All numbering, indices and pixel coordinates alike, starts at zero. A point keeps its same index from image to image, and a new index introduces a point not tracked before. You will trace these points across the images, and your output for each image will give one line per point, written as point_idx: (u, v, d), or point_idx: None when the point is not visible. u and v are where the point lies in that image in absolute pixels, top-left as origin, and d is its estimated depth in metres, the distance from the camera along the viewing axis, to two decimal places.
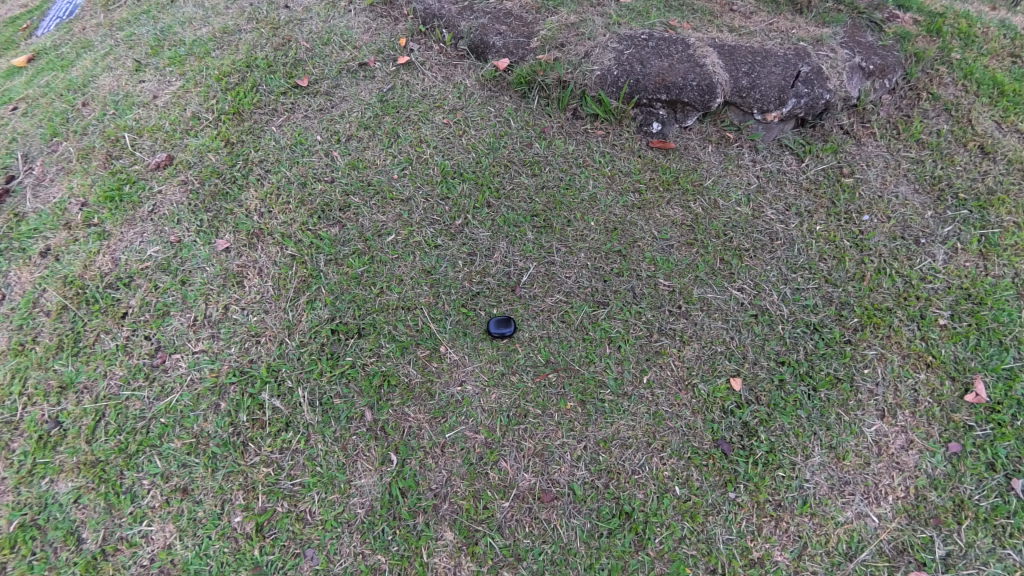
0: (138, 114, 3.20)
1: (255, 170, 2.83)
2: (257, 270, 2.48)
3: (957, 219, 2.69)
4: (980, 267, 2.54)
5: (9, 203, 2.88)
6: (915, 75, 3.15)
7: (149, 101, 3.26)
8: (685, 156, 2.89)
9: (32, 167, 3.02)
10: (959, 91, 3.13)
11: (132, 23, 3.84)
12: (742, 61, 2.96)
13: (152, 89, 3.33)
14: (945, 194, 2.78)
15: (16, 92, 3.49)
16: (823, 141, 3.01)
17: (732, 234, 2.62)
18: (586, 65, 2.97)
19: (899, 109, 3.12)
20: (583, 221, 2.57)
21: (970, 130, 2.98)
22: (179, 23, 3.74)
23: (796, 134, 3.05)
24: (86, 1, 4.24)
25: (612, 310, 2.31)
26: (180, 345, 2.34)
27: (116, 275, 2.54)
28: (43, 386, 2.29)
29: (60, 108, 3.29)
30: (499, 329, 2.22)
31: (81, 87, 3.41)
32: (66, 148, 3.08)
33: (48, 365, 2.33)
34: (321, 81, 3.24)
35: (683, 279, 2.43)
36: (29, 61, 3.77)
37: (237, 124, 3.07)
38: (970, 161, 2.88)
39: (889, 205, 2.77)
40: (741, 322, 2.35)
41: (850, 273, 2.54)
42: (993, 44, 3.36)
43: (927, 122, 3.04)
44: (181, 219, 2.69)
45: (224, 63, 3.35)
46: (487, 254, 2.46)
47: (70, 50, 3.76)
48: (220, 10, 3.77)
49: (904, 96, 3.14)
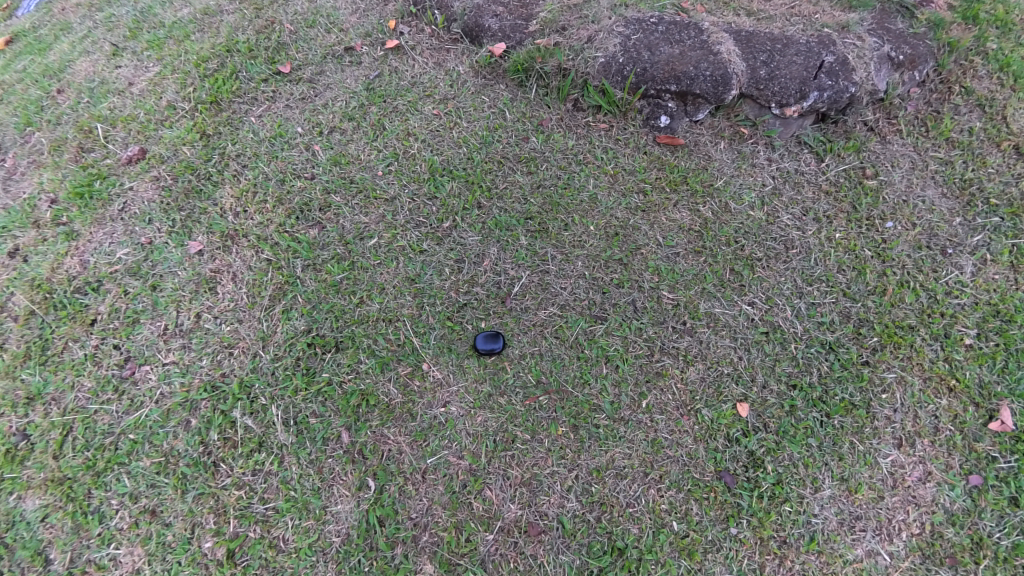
0: (113, 103, 3.02)
1: (231, 166, 2.68)
2: (231, 275, 2.35)
3: (988, 227, 2.47)
4: (1011, 281, 2.33)
5: None
6: (946, 67, 2.89)
7: (124, 89, 3.07)
8: (694, 154, 2.67)
9: (3, 159, 2.86)
10: (994, 84, 2.86)
11: (113, 2, 3.62)
12: (760, 49, 2.71)
13: (130, 73, 3.13)
14: (975, 199, 2.55)
15: None
16: (844, 139, 2.80)
17: (744, 241, 2.43)
18: (589, 51, 2.73)
19: (927, 104, 2.86)
20: (582, 225, 2.34)
21: (1005, 129, 2.72)
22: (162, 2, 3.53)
23: (816, 130, 2.85)
24: None
25: (610, 326, 2.12)
26: (149, 356, 2.23)
27: (84, 279, 2.40)
28: (10, 397, 2.17)
29: (35, 95, 3.11)
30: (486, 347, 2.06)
31: (57, 72, 3.22)
32: (39, 139, 2.91)
33: (14, 374, 2.22)
34: (304, 67, 3.03)
35: (689, 291, 2.22)
36: (7, 44, 3.57)
37: (214, 114, 2.92)
38: (1003, 162, 2.63)
39: (914, 210, 2.55)
40: (751, 339, 2.20)
41: (870, 286, 2.37)
42: None
43: (958, 119, 2.78)
44: (152, 218, 2.56)
45: (204, 48, 3.14)
46: (476, 261, 2.26)
47: (48, 32, 3.55)
48: None
49: (934, 90, 2.88)
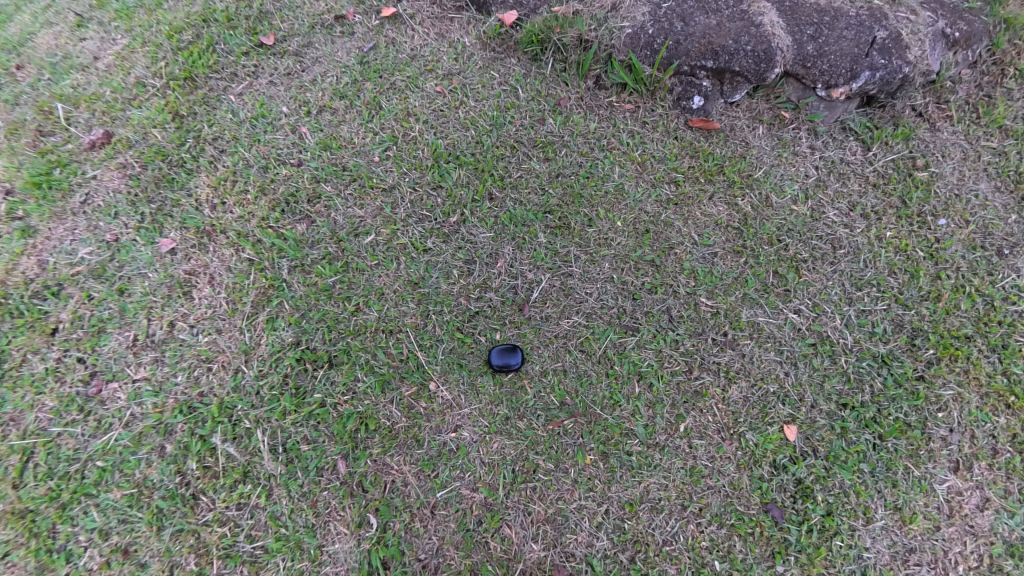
0: (77, 80, 2.67)
1: (207, 150, 2.37)
2: (208, 277, 2.08)
3: None
4: None
5: None
6: (1001, 47, 2.58)
7: (89, 64, 2.73)
8: (731, 140, 2.36)
9: None
10: None
11: None
12: (806, 21, 2.39)
13: (92, 45, 2.79)
14: None
15: None
16: (892, 125, 2.50)
17: (788, 240, 2.17)
18: (615, 21, 2.41)
19: (978, 88, 2.56)
20: (607, 220, 2.06)
21: None
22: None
23: (861, 115, 2.54)
24: None
25: (643, 338, 1.86)
26: (117, 371, 1.97)
27: (43, 282, 2.11)
28: None
29: None
30: (501, 363, 1.80)
31: (17, 46, 2.82)
32: None
33: None
34: (290, 38, 2.69)
35: (729, 297, 1.97)
36: None
37: (188, 91, 2.59)
38: None
39: (967, 206, 2.29)
40: (798, 354, 1.96)
41: (923, 290, 2.12)
42: None
43: (1012, 104, 2.50)
44: (118, 211, 2.27)
45: (177, 17, 2.78)
46: (488, 261, 1.97)
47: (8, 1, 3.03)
48: None
49: (987, 72, 2.58)
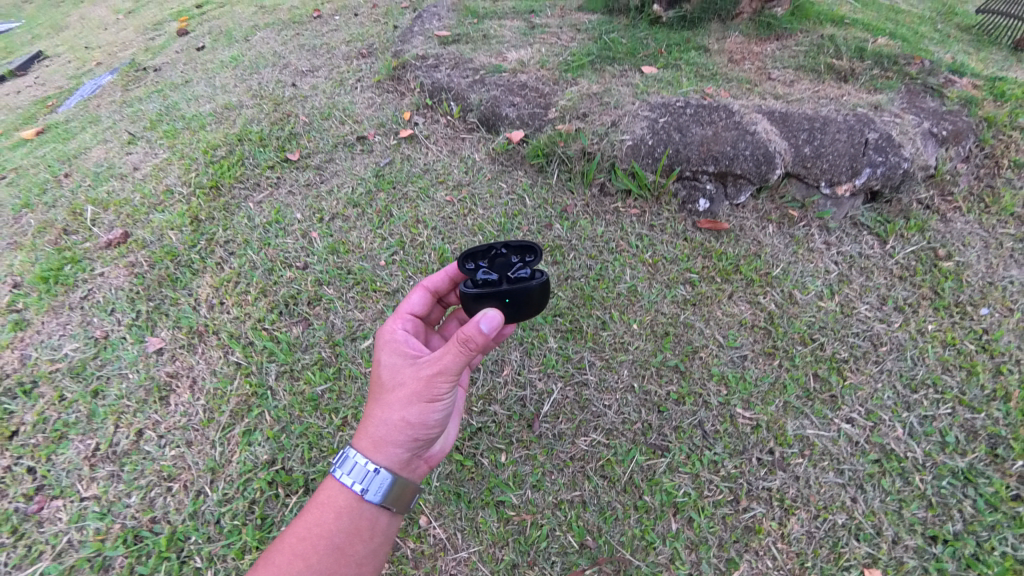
0: (113, 187, 3.03)
1: (216, 253, 2.38)
2: (190, 380, 1.91)
3: None
4: None
5: None
6: (988, 142, 2.99)
7: (128, 174, 3.16)
8: (742, 239, 2.30)
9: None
10: None
11: (158, 126, 3.85)
12: (799, 126, 2.47)
13: (139, 161, 3.42)
14: None
15: (41, 192, 3.44)
16: (903, 219, 2.44)
17: (823, 338, 1.97)
18: (615, 134, 2.46)
19: (980, 180, 2.91)
20: (623, 322, 1.92)
21: None
22: (211, 117, 3.71)
23: (869, 210, 2.48)
24: (129, 111, 4.46)
25: (674, 460, 1.62)
26: (67, 486, 1.71)
27: (17, 379, 2.02)
28: None
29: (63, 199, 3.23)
30: (477, 275, 1.48)
31: (98, 177, 3.37)
32: (30, 224, 3.09)
33: None
34: (314, 155, 2.94)
35: (768, 406, 1.74)
36: (59, 167, 3.79)
37: (212, 199, 2.71)
38: None
39: (1007, 294, 2.17)
40: (861, 474, 1.64)
41: (987, 389, 1.87)
42: None
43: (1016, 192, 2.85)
44: (115, 308, 2.21)
45: (217, 138, 3.32)
46: (493, 368, 1.82)
47: (105, 154, 3.69)
48: (230, 105, 3.85)
49: (982, 164, 2.95)
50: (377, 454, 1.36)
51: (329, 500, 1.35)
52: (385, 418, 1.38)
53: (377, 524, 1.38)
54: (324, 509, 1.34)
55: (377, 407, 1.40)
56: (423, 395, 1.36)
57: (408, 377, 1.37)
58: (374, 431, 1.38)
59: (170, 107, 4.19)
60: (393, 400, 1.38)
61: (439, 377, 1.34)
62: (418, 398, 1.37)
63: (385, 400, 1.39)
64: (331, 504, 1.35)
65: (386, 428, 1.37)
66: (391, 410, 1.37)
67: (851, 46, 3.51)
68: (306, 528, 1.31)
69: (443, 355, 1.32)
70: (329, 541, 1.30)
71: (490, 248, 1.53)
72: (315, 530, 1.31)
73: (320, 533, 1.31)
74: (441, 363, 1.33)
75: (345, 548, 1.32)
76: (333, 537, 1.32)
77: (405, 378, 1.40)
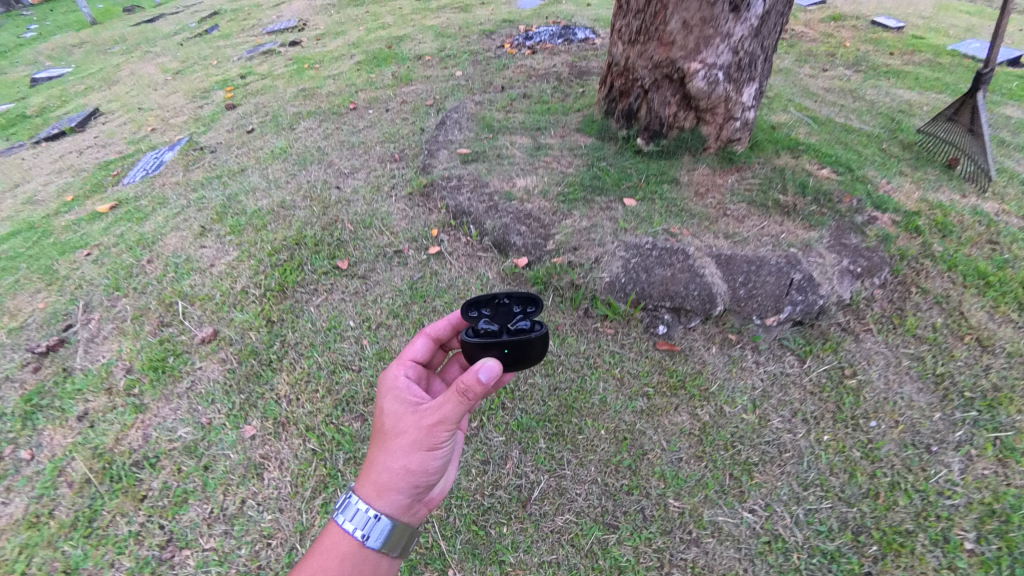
0: (194, 281, 3.86)
1: (289, 353, 3.12)
2: (278, 461, 2.61)
3: (968, 421, 3.00)
4: (1001, 475, 2.75)
5: (66, 355, 3.57)
6: (901, 271, 3.84)
7: (206, 269, 4.00)
8: (690, 357, 3.06)
9: (97, 354, 3.47)
10: (947, 283, 3.80)
11: (224, 218, 4.68)
12: (738, 269, 3.27)
13: (206, 253, 4.23)
14: (952, 394, 3.14)
15: (129, 277, 4.21)
16: (821, 341, 3.27)
17: (740, 445, 2.68)
18: (597, 271, 3.30)
19: (893, 301, 3.69)
20: (594, 428, 2.69)
21: (965, 323, 3.55)
22: (270, 215, 4.53)
23: (795, 333, 3.27)
24: (193, 196, 5.31)
25: (622, 535, 2.31)
26: (192, 539, 2.39)
27: (144, 453, 2.74)
28: (48, 568, 2.43)
29: (149, 286, 4.00)
30: (480, 326, 2.14)
31: (177, 266, 4.13)
32: (126, 309, 3.82)
33: (58, 545, 2.51)
34: (360, 264, 3.74)
35: (693, 498, 2.45)
36: (138, 251, 4.57)
37: (279, 302, 3.50)
38: (970, 355, 3.38)
39: (896, 406, 3.02)
40: (754, 551, 2.31)
41: (863, 489, 2.60)
42: (956, 244, 4.56)
43: (922, 315, 3.61)
44: (214, 398, 2.92)
45: (277, 239, 4.11)
46: (500, 461, 2.58)
47: (180, 243, 4.49)
48: (286, 204, 4.67)
49: (896, 288, 3.78)
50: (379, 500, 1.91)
51: (333, 548, 1.89)
52: (391, 461, 1.93)
53: (372, 571, 1.91)
54: (328, 555, 1.88)
55: (385, 453, 1.94)
56: (425, 447, 1.93)
57: (411, 430, 1.92)
58: (382, 470, 1.92)
59: (230, 198, 5.04)
60: (397, 447, 1.94)
61: (438, 426, 1.90)
62: (422, 450, 1.93)
63: (393, 447, 1.94)
64: (335, 548, 1.89)
65: (391, 471, 1.92)
66: (396, 457, 1.92)
67: (797, 181, 4.31)
68: (316, 567, 1.86)
69: (441, 412, 1.88)
70: None
71: (493, 299, 2.24)
72: (322, 572, 1.85)
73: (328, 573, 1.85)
74: (441, 414, 1.89)
75: None
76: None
77: (408, 428, 1.94)
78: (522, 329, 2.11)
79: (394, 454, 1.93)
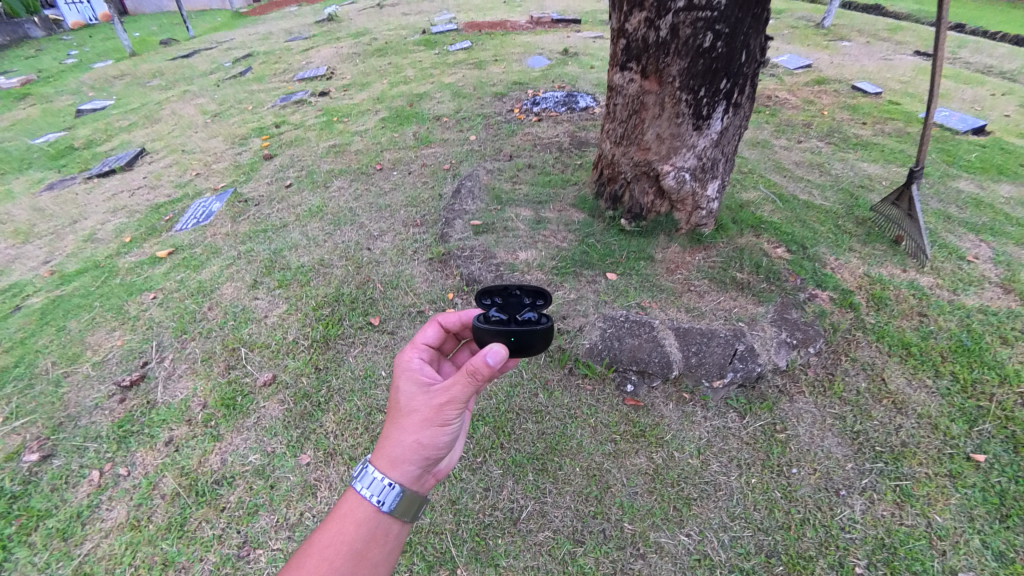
0: (251, 330, 4.76)
1: (335, 397, 3.99)
2: (328, 483, 3.43)
3: (875, 470, 3.63)
4: (896, 516, 3.38)
5: (147, 388, 4.38)
6: (834, 342, 4.55)
7: (261, 318, 4.88)
8: (652, 411, 3.92)
9: (175, 389, 4.30)
10: (875, 352, 4.50)
11: (273, 272, 5.57)
12: (692, 341, 4.17)
13: (259, 303, 5.12)
14: (864, 447, 3.77)
15: (194, 320, 5.07)
16: (759, 400, 4.06)
17: (684, 484, 3.46)
18: (580, 337, 4.29)
19: (826, 367, 4.37)
20: (571, 465, 3.54)
21: (885, 387, 4.20)
22: (312, 272, 5.42)
23: (739, 394, 4.08)
24: (242, 248, 6.23)
25: (587, 549, 3.10)
26: (262, 541, 3.16)
27: (222, 473, 3.57)
28: (149, 561, 3.17)
29: (212, 330, 4.87)
30: (492, 315, 2.63)
31: (236, 314, 5.02)
32: (195, 350, 4.67)
33: (156, 543, 3.25)
34: (388, 321, 4.64)
35: (643, 522, 3.24)
36: (199, 296, 5.44)
37: (323, 352, 4.39)
38: (886, 415, 3.99)
39: (816, 457, 3.71)
40: (687, 565, 3.06)
41: (779, 522, 3.32)
42: (903, 307, 4.98)
43: (849, 379, 4.27)
44: (276, 432, 3.78)
45: (320, 296, 5.02)
46: (499, 489, 3.41)
47: (235, 292, 5.37)
48: (325, 262, 5.58)
49: (829, 356, 4.46)
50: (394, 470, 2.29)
51: (351, 512, 2.24)
52: (407, 435, 2.36)
53: (388, 536, 2.27)
54: (348, 519, 2.23)
55: (402, 428, 2.37)
56: (435, 424, 2.37)
57: (426, 408, 2.38)
58: (399, 442, 2.35)
59: (276, 252, 5.95)
60: (413, 423, 2.37)
61: (449, 405, 2.35)
62: (432, 426, 2.37)
63: (409, 424, 2.37)
64: (353, 513, 2.24)
65: (407, 443, 2.35)
66: (412, 432, 2.36)
67: (752, 262, 5.10)
68: (336, 528, 2.20)
69: (452, 393, 2.35)
70: (354, 541, 2.19)
71: (506, 292, 2.75)
72: (342, 534, 2.19)
73: (347, 536, 2.19)
74: (453, 394, 2.36)
75: (367, 546, 2.21)
76: (357, 540, 2.20)
77: (421, 407, 2.39)
78: (527, 321, 2.57)
79: (409, 430, 2.36)
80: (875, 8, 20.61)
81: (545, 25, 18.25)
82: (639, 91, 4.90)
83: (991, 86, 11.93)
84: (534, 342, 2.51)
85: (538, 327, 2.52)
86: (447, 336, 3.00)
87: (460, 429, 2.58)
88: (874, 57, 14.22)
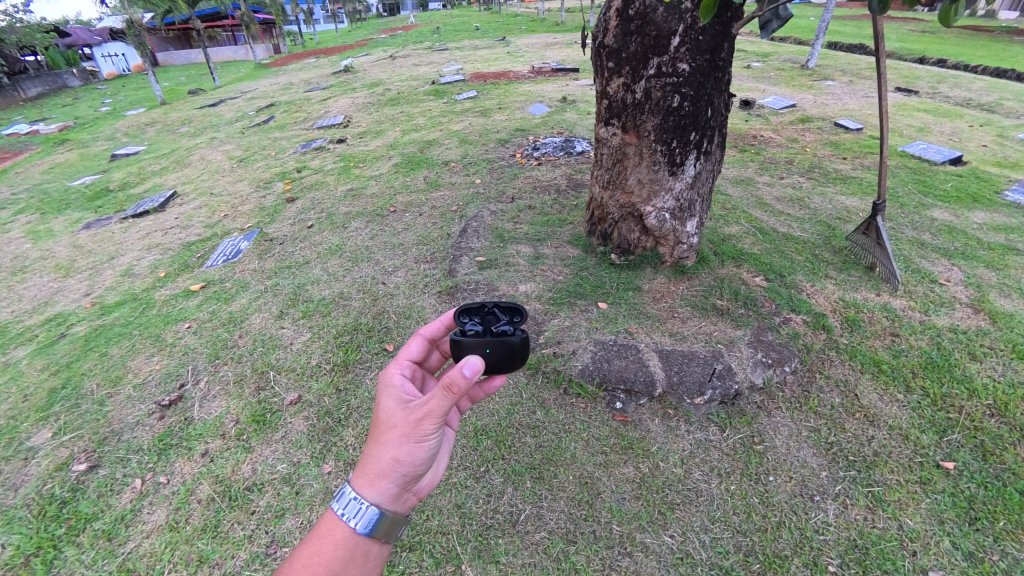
0: (279, 355, 5.30)
1: (353, 414, 4.45)
2: None
3: (848, 478, 3.91)
4: (868, 519, 3.63)
5: (184, 407, 4.87)
6: (808, 361, 4.93)
7: (287, 345, 5.43)
8: (639, 425, 4.33)
9: (210, 407, 4.79)
10: (848, 369, 4.87)
11: (297, 304, 6.17)
12: (673, 362, 4.66)
13: (285, 331, 5.68)
14: (837, 457, 4.08)
15: (226, 346, 5.62)
16: (739, 415, 4.44)
17: (668, 490, 3.81)
18: (573, 360, 4.79)
19: (802, 384, 4.73)
20: (565, 474, 3.93)
21: (858, 402, 4.54)
22: (333, 304, 6.01)
23: (720, 410, 4.47)
24: (269, 282, 6.87)
25: (579, 547, 3.45)
26: (288, 540, 3.54)
27: (253, 480, 4.00)
28: (186, 557, 3.54)
29: (243, 355, 5.41)
30: (469, 329, 2.90)
31: (264, 341, 5.57)
32: (227, 373, 5.19)
33: (192, 542, 3.63)
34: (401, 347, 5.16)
35: (629, 524, 3.59)
36: (230, 325, 6.02)
37: (344, 374, 4.90)
38: (859, 428, 4.31)
39: (791, 466, 4.01)
40: (670, 563, 3.37)
41: (756, 525, 3.60)
42: (876, 327, 5.38)
43: (823, 396, 4.62)
44: (301, 445, 4.23)
45: (340, 325, 5.59)
46: (500, 495, 3.79)
47: (263, 322, 5.95)
48: (345, 294, 6.18)
49: (805, 374, 4.82)
50: (371, 491, 2.32)
51: (330, 533, 2.29)
52: (386, 453, 2.39)
53: (366, 557, 2.33)
54: (326, 540, 2.28)
55: (381, 447, 2.41)
56: (413, 439, 2.40)
57: (402, 426, 2.42)
58: (377, 463, 2.37)
59: (300, 286, 6.57)
60: (391, 441, 2.41)
61: (426, 422, 2.39)
62: (411, 442, 2.40)
63: (387, 442, 2.41)
64: (332, 533, 2.29)
65: (385, 462, 2.38)
66: (391, 450, 2.40)
67: (732, 290, 5.64)
68: (315, 550, 2.26)
69: (427, 409, 2.38)
70: (332, 561, 2.26)
71: (482, 307, 3.03)
72: (320, 556, 2.25)
73: (324, 558, 2.25)
74: (429, 409, 2.38)
75: (345, 563, 2.29)
76: (334, 560, 2.27)
77: (400, 423, 2.43)
78: (504, 332, 2.87)
79: (388, 446, 2.40)
80: (857, 52, 22.00)
81: (546, 74, 19.71)
82: (621, 143, 5.59)
83: (970, 119, 12.61)
84: (512, 353, 2.82)
85: (513, 339, 2.82)
86: (429, 352, 3.17)
87: (440, 446, 2.60)
88: (856, 96, 15.11)
